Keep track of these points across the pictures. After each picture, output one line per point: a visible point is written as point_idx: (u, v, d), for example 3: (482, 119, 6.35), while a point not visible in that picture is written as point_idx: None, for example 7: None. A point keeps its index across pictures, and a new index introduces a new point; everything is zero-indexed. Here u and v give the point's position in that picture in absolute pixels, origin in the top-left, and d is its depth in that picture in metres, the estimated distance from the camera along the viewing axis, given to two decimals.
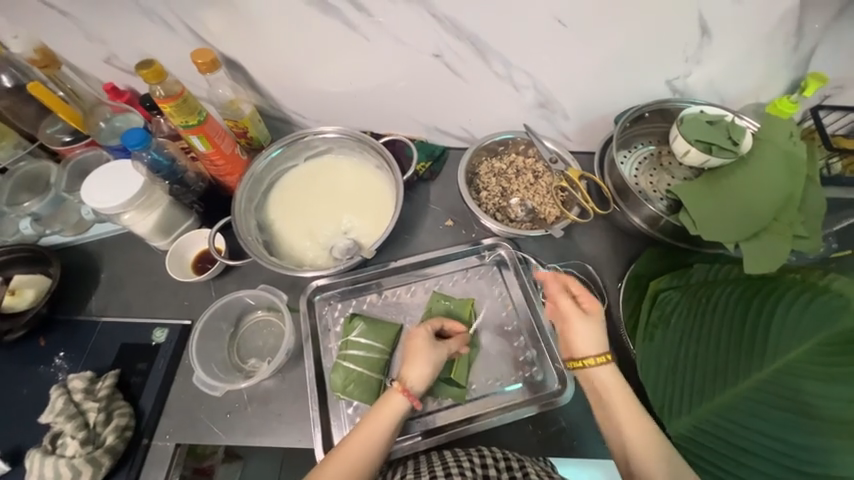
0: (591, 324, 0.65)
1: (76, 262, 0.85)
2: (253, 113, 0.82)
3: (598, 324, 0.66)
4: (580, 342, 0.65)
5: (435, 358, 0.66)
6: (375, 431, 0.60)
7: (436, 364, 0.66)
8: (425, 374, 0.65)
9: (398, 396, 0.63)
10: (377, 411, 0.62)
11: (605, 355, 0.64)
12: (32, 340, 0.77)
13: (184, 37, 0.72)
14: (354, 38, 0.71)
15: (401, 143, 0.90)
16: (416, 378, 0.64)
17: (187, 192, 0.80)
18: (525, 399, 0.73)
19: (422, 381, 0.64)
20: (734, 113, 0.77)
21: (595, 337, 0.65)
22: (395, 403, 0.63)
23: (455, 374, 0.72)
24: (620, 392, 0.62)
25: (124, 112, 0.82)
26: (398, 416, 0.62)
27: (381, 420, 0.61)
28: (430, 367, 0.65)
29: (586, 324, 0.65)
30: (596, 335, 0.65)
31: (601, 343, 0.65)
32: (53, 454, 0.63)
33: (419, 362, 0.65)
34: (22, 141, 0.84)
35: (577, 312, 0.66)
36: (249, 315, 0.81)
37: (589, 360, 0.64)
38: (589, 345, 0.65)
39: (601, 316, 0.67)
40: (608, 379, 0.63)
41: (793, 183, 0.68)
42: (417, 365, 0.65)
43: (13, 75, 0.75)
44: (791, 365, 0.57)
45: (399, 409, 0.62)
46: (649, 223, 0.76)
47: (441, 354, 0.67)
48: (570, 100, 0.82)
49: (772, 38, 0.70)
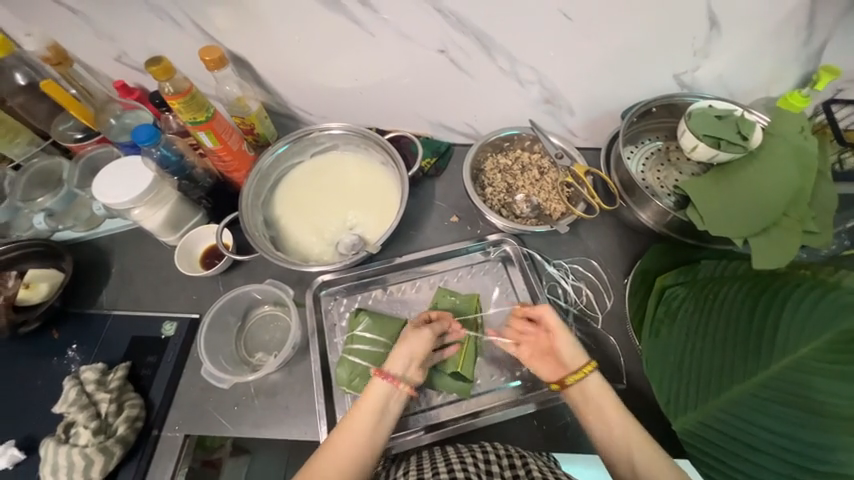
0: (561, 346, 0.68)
1: (87, 258, 0.87)
2: (259, 110, 0.83)
3: (572, 345, 0.68)
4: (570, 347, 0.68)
5: (415, 342, 0.67)
6: (367, 416, 0.62)
7: (415, 349, 0.67)
8: (404, 356, 0.66)
9: (377, 383, 0.64)
10: (362, 402, 0.63)
11: (582, 371, 0.65)
12: (46, 333, 0.79)
13: (193, 36, 0.73)
14: (360, 34, 0.72)
15: (406, 140, 0.90)
16: (395, 363, 0.66)
17: (195, 188, 0.81)
18: (534, 394, 0.72)
19: (400, 365, 0.66)
20: (744, 107, 0.76)
21: (570, 357, 0.67)
22: (375, 389, 0.64)
23: (462, 368, 0.71)
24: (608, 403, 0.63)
25: (133, 109, 0.83)
26: (380, 403, 0.63)
27: (366, 408, 0.62)
28: (406, 350, 0.67)
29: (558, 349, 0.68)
30: (570, 355, 0.67)
31: (579, 358, 0.67)
32: (66, 443, 0.65)
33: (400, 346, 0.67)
34: (36, 138, 0.86)
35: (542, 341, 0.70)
36: (256, 310, 0.82)
37: (564, 380, 0.66)
38: (569, 361, 0.67)
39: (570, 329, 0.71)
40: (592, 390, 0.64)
41: (804, 178, 0.67)
42: (396, 351, 0.67)
43: (26, 73, 0.78)
44: (799, 362, 0.56)
45: (381, 394, 0.64)
46: (657, 218, 0.76)
47: (420, 337, 0.67)
48: (576, 96, 0.81)
49: (782, 31, 0.69)
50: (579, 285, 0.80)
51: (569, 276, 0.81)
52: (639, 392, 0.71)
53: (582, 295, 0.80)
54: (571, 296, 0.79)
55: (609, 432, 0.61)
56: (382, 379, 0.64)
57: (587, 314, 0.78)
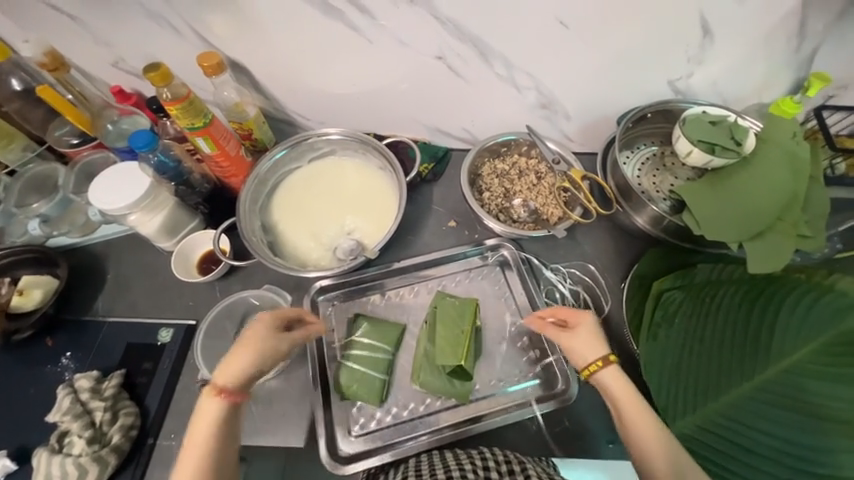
0: (582, 332, 0.65)
1: (82, 264, 0.86)
2: (257, 115, 0.83)
3: (594, 332, 0.65)
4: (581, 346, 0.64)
5: (258, 346, 0.61)
6: (201, 435, 0.55)
7: (247, 354, 0.60)
8: (239, 368, 0.58)
9: (211, 402, 0.56)
10: (195, 420, 0.56)
11: (607, 357, 0.62)
12: (39, 340, 0.78)
13: (192, 41, 0.74)
14: (358, 41, 0.73)
15: (404, 145, 0.90)
16: (227, 374, 0.58)
17: (192, 193, 0.82)
18: (554, 395, 0.72)
19: (235, 375, 0.58)
20: (737, 113, 0.77)
21: (591, 344, 0.64)
22: (210, 407, 0.56)
23: (464, 361, 0.71)
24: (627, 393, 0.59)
25: (130, 114, 0.83)
26: (212, 419, 0.55)
27: (200, 427, 0.55)
28: (246, 358, 0.59)
29: (578, 336, 0.65)
30: (592, 342, 0.64)
31: (602, 345, 0.64)
32: (60, 453, 0.64)
33: (237, 352, 0.60)
34: (31, 144, 0.86)
35: (563, 330, 0.67)
36: (252, 316, 0.80)
37: (590, 367, 0.62)
38: (590, 349, 0.63)
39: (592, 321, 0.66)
40: (613, 385, 0.60)
41: (797, 183, 0.68)
42: (236, 358, 0.59)
43: (22, 78, 0.77)
44: (795, 365, 0.57)
45: (214, 412, 0.55)
46: (651, 223, 0.77)
47: (266, 342, 0.61)
48: (572, 102, 0.82)
49: (773, 39, 0.70)
50: (577, 289, 0.81)
51: (566, 281, 0.81)
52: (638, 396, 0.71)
53: (580, 299, 0.80)
54: (569, 301, 0.80)
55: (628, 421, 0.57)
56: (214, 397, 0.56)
57: None
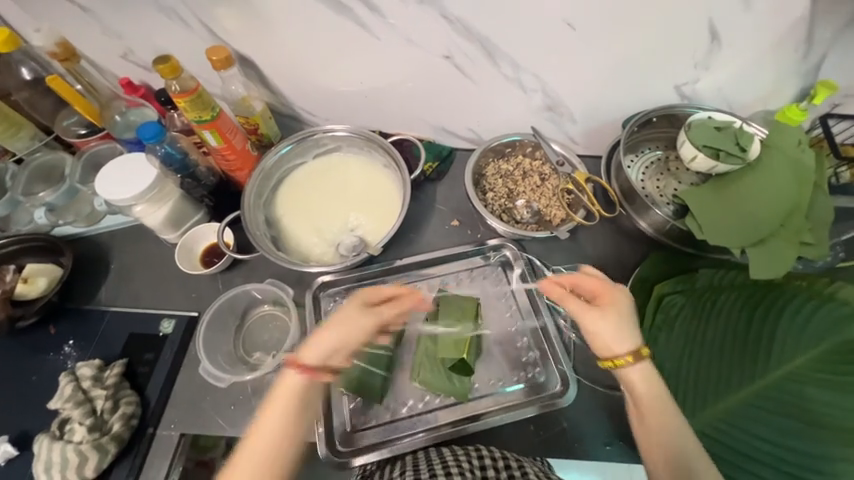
0: (612, 315, 0.58)
1: (86, 253, 0.86)
2: (263, 110, 0.83)
3: (626, 314, 0.58)
4: (613, 330, 0.57)
5: (354, 325, 0.59)
6: (255, 449, 0.53)
7: (343, 335, 0.59)
8: (320, 348, 0.58)
9: (291, 375, 0.56)
10: (254, 434, 0.54)
11: (640, 351, 0.57)
12: (43, 328, 0.79)
13: (201, 35, 0.74)
14: (367, 38, 0.73)
15: (409, 143, 0.91)
16: (312, 353, 0.57)
17: (198, 186, 0.82)
18: (539, 397, 0.72)
19: (319, 356, 0.57)
20: (743, 119, 0.77)
21: (621, 331, 0.57)
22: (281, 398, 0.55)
23: (468, 355, 0.71)
24: (646, 385, 0.56)
25: (138, 106, 0.84)
26: (289, 413, 0.55)
27: (258, 438, 0.54)
28: (334, 337, 0.58)
29: (607, 318, 0.58)
30: (625, 328, 0.57)
31: (635, 334, 0.58)
32: (60, 439, 0.65)
33: (332, 330, 0.58)
34: (38, 133, 0.86)
35: (589, 308, 0.59)
36: (255, 310, 0.82)
37: (621, 360, 0.57)
38: (622, 339, 0.57)
39: (624, 302, 0.59)
40: (638, 380, 0.57)
41: (801, 190, 0.68)
42: (315, 342, 0.58)
43: (33, 69, 0.79)
44: (795, 372, 0.57)
45: (298, 386, 0.56)
46: (655, 227, 0.77)
47: (363, 324, 0.60)
48: (578, 104, 0.82)
49: (781, 46, 0.70)
50: None
51: None
52: None
53: None
54: None
55: (644, 405, 0.56)
56: (298, 370, 0.56)
57: None
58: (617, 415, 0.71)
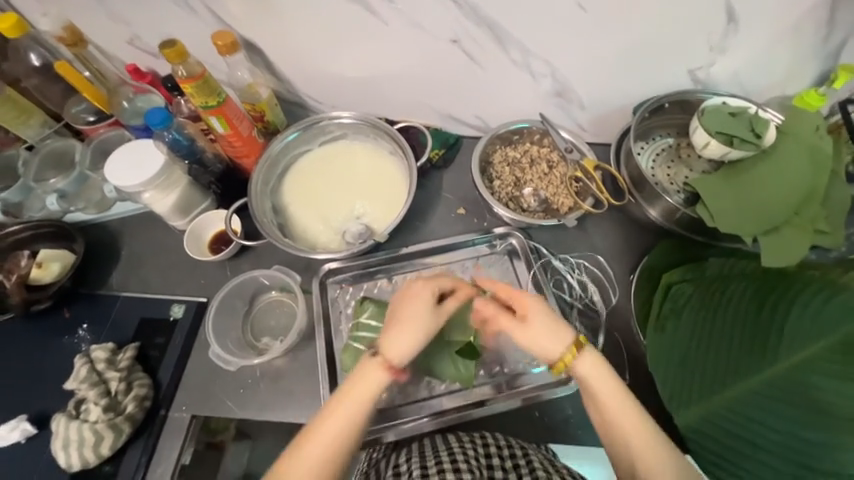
0: (536, 320, 0.60)
1: (98, 240, 0.88)
2: (270, 97, 0.83)
3: (544, 315, 0.61)
4: (534, 337, 0.60)
5: (429, 324, 0.62)
6: (335, 425, 0.57)
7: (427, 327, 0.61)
8: (405, 343, 0.60)
9: (379, 374, 0.59)
10: (334, 407, 0.57)
11: (579, 343, 0.59)
12: (57, 311, 0.80)
13: (207, 20, 0.74)
14: (373, 23, 0.72)
15: (415, 130, 0.90)
16: (397, 349, 0.60)
17: (204, 173, 0.83)
18: (518, 390, 0.72)
19: (404, 352, 0.60)
20: (758, 104, 0.75)
21: (549, 335, 0.60)
22: (373, 381, 0.59)
23: (475, 339, 0.72)
24: (602, 382, 0.58)
25: (145, 93, 0.84)
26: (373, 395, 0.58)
27: (342, 413, 0.57)
28: (421, 334, 0.61)
29: (536, 329, 0.60)
30: (546, 328, 0.60)
31: (565, 331, 0.60)
32: (77, 419, 0.67)
33: (405, 332, 0.60)
34: (48, 120, 0.87)
35: (517, 322, 0.61)
36: (263, 296, 0.83)
37: (565, 359, 0.59)
38: (550, 338, 0.59)
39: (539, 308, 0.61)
40: (592, 373, 0.58)
41: (817, 178, 0.67)
42: (397, 336, 0.60)
43: (41, 55, 0.78)
44: (805, 363, 0.55)
45: (376, 385, 0.59)
46: (666, 215, 0.76)
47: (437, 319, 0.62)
48: (588, 90, 0.80)
49: (800, 28, 0.68)
50: (585, 280, 0.80)
51: (575, 271, 0.81)
52: (641, 387, 0.72)
53: (588, 289, 0.80)
54: (577, 291, 0.79)
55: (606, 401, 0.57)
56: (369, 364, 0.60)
57: (591, 309, 0.78)
58: None
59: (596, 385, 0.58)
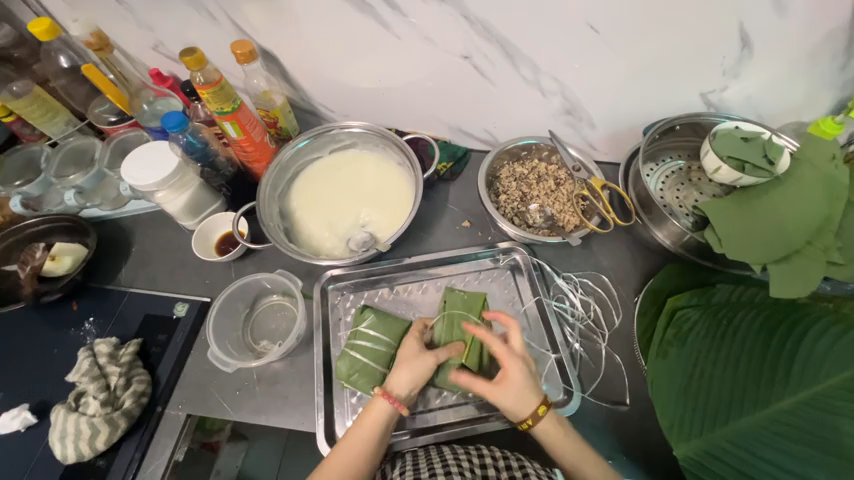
0: (512, 388, 0.62)
1: (111, 235, 0.90)
2: (283, 104, 0.84)
3: (524, 383, 0.62)
4: (508, 407, 0.62)
5: (418, 367, 0.67)
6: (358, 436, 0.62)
7: (417, 371, 0.67)
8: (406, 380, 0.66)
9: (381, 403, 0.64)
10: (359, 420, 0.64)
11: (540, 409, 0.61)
12: (66, 304, 0.82)
13: (227, 29, 0.76)
14: (386, 37, 0.74)
15: (423, 142, 0.91)
16: (398, 385, 0.65)
17: (216, 176, 0.86)
18: None
19: (404, 388, 0.65)
20: (773, 130, 0.74)
21: (520, 401, 0.62)
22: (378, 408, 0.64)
23: (467, 360, 0.70)
24: (564, 439, 0.61)
25: (164, 96, 0.88)
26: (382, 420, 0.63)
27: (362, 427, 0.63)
28: (410, 374, 0.66)
29: (510, 391, 0.62)
30: (524, 395, 0.62)
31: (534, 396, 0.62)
32: (75, 411, 0.68)
33: (402, 370, 0.66)
34: (72, 119, 0.91)
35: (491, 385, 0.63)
36: (265, 298, 0.84)
37: (527, 422, 0.61)
38: (521, 405, 0.62)
39: (522, 376, 0.63)
40: (548, 431, 0.62)
41: (832, 207, 0.65)
42: (400, 374, 0.66)
43: (71, 57, 0.82)
44: (814, 399, 0.53)
45: (382, 413, 0.63)
46: (674, 238, 0.74)
47: (424, 363, 0.67)
48: (598, 109, 0.80)
49: (817, 55, 0.67)
50: (588, 300, 0.79)
51: (578, 290, 0.80)
52: (642, 414, 0.70)
53: (590, 309, 0.78)
54: (579, 310, 0.78)
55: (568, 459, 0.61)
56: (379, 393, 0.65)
57: (593, 330, 0.77)
58: (620, 428, 0.69)
59: (557, 442, 0.61)
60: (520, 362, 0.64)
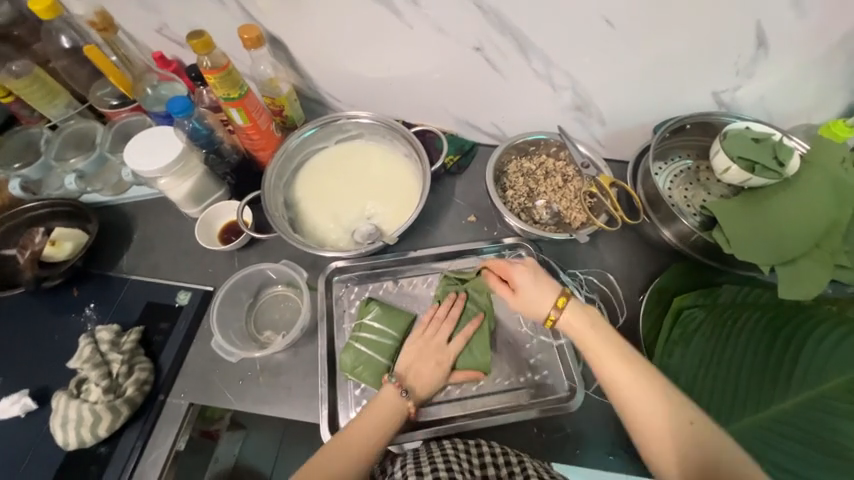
0: (526, 289, 0.66)
1: (111, 221, 0.89)
2: (290, 92, 0.83)
3: (537, 280, 0.66)
4: (530, 306, 0.66)
5: (428, 355, 0.69)
6: (368, 424, 0.62)
7: (426, 359, 0.69)
8: (419, 373, 0.68)
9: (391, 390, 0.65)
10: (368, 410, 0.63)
11: (559, 303, 0.64)
12: (66, 289, 0.81)
13: (234, 13, 0.75)
14: (398, 26, 0.72)
15: (431, 135, 0.91)
16: (413, 380, 0.67)
17: (221, 163, 0.85)
18: (538, 401, 0.71)
19: (418, 380, 0.68)
20: (783, 132, 0.73)
21: (539, 296, 0.65)
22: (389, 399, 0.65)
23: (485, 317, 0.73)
24: (599, 342, 0.60)
25: (169, 80, 0.85)
26: (391, 407, 0.64)
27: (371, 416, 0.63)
28: (421, 365, 0.69)
29: (526, 290, 0.66)
30: (540, 290, 0.66)
31: (551, 289, 0.65)
32: (77, 398, 0.68)
33: (414, 359, 0.69)
34: (73, 101, 0.89)
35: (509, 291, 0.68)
36: (268, 289, 0.83)
37: (550, 317, 0.64)
38: (540, 302, 0.65)
39: (530, 275, 0.67)
40: (574, 327, 0.62)
41: (841, 211, 0.65)
42: (414, 371, 0.68)
43: (72, 38, 0.80)
44: (814, 400, 0.55)
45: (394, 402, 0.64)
46: (680, 238, 0.74)
47: (430, 349, 0.70)
48: (608, 106, 0.80)
49: (832, 57, 0.67)
50: (593, 297, 0.79)
51: (583, 288, 0.80)
52: None
53: (595, 307, 0.78)
54: None
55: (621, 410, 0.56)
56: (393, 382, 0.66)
57: None
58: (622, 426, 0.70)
59: (591, 343, 0.60)
60: (528, 266, 0.68)
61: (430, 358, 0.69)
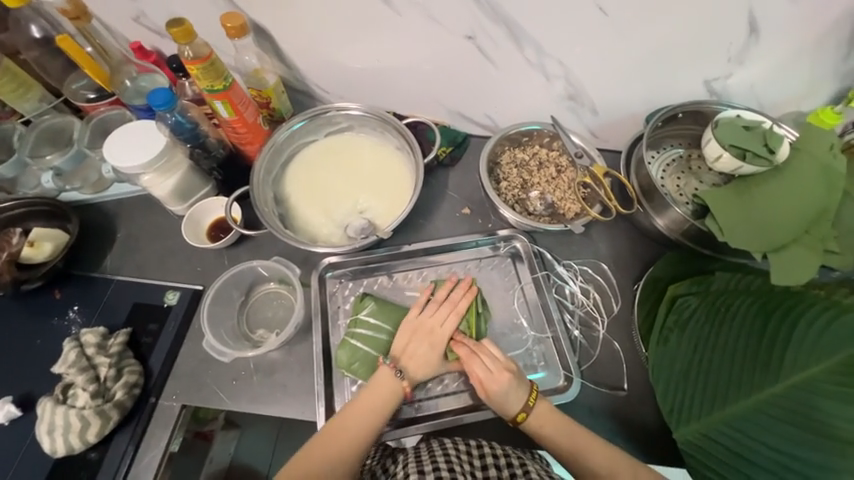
0: (500, 390, 0.64)
1: (92, 220, 0.85)
2: (277, 84, 0.81)
3: (511, 384, 0.64)
4: (500, 403, 0.64)
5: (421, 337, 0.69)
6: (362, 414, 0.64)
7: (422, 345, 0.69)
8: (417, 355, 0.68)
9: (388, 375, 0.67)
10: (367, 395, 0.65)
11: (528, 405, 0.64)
12: (47, 292, 0.78)
13: (215, 1, 0.71)
14: (387, 14, 0.70)
15: (423, 126, 0.88)
16: (409, 364, 0.68)
17: (208, 157, 0.80)
18: None
19: (414, 359, 0.68)
20: (773, 120, 0.74)
21: (510, 399, 0.64)
22: (388, 385, 0.66)
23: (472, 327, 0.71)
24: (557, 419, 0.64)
25: (149, 72, 0.81)
26: (390, 394, 0.65)
27: (368, 406, 0.64)
28: (419, 346, 0.69)
29: (501, 392, 0.64)
30: (512, 394, 0.64)
31: (523, 390, 0.64)
32: (63, 404, 0.65)
33: (409, 344, 0.69)
34: (46, 95, 0.85)
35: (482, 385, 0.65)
36: (260, 286, 0.81)
37: (521, 415, 0.63)
38: (510, 403, 0.64)
39: (504, 383, 0.64)
40: (543, 411, 0.64)
41: (829, 197, 0.66)
42: (411, 354, 0.68)
43: (43, 28, 0.77)
44: (807, 382, 0.54)
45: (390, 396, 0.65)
46: (672, 225, 0.74)
47: (423, 337, 0.69)
48: (601, 95, 0.79)
49: (820, 45, 0.67)
50: (588, 287, 0.79)
51: (577, 278, 0.80)
52: (639, 398, 0.71)
53: (590, 297, 0.79)
54: (579, 298, 0.79)
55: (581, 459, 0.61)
56: (388, 364, 0.68)
57: (592, 317, 0.77)
58: (617, 412, 0.70)
59: (554, 418, 0.64)
60: (504, 376, 0.65)
61: (423, 340, 0.69)
